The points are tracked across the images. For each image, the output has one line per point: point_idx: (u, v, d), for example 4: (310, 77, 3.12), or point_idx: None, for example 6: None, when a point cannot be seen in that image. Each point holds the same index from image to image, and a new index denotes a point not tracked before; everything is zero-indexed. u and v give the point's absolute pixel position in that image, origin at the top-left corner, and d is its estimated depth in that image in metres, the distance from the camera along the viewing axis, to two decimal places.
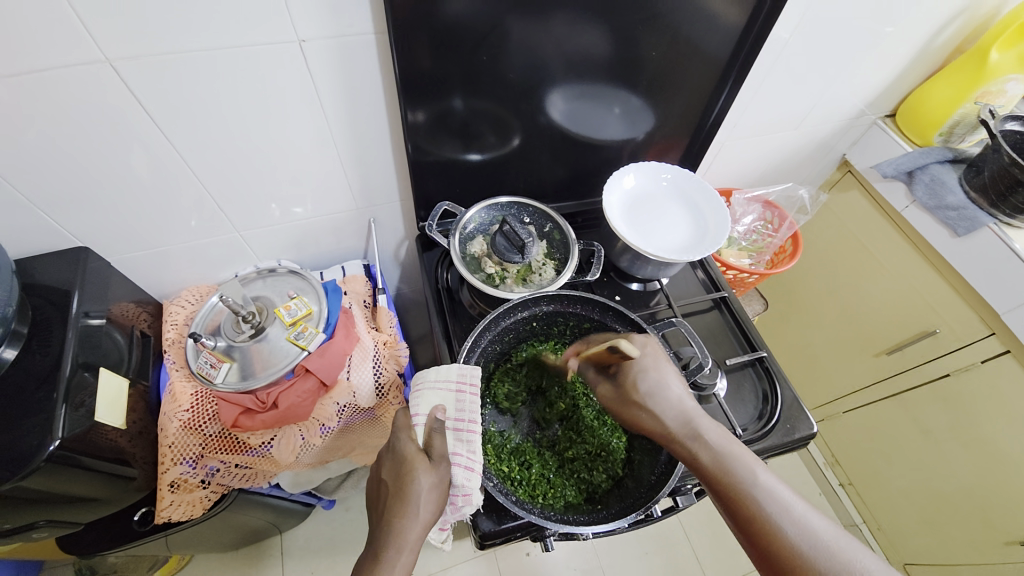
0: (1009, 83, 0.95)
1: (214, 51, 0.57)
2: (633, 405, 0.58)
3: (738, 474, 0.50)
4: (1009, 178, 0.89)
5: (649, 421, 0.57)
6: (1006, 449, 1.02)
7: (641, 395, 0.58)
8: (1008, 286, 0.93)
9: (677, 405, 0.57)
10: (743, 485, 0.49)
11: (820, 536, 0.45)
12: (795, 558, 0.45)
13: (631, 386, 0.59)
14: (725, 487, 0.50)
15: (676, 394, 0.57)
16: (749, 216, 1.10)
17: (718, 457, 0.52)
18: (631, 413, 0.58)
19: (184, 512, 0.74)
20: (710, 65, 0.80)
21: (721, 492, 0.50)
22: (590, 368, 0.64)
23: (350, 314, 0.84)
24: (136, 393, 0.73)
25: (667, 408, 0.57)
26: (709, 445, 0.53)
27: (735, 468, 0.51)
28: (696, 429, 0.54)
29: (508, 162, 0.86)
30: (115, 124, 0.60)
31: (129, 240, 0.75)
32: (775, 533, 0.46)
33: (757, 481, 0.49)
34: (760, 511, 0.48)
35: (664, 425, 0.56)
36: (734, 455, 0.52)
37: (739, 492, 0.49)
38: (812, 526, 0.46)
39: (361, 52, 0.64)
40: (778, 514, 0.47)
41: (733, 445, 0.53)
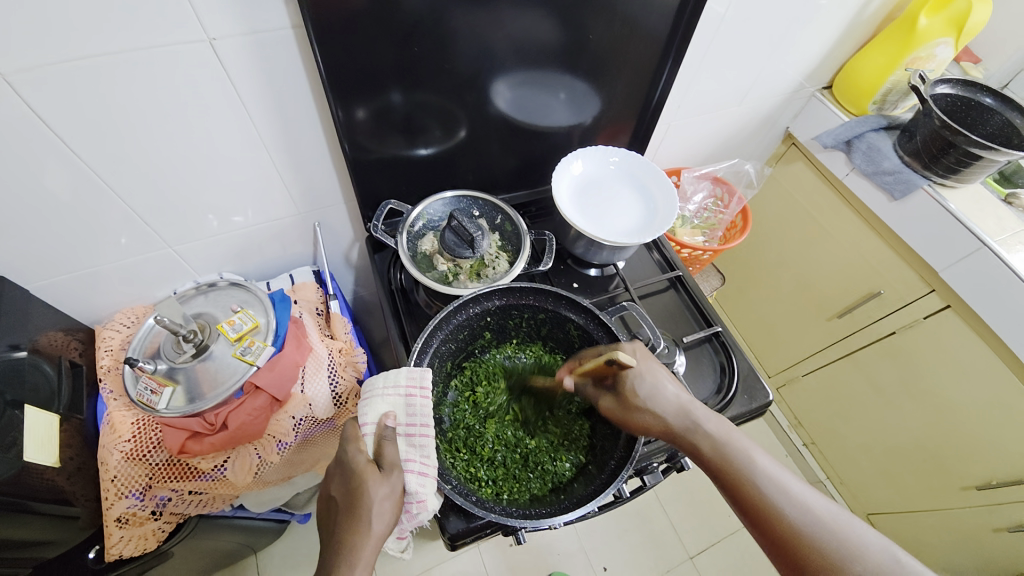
0: (937, 49, 0.99)
1: (120, 54, 0.52)
2: (634, 409, 0.58)
3: (737, 461, 0.52)
4: (941, 141, 0.92)
5: (649, 420, 0.58)
6: (952, 401, 1.07)
7: (640, 399, 0.58)
8: (944, 245, 0.97)
9: (677, 403, 0.57)
10: (744, 471, 0.51)
11: (819, 517, 0.47)
12: (798, 536, 0.46)
13: (630, 392, 0.59)
14: (728, 474, 0.52)
15: (675, 391, 0.58)
16: (699, 194, 1.11)
17: (717, 446, 0.54)
18: (631, 416, 0.58)
19: (136, 547, 0.70)
20: (650, 44, 0.79)
21: (723, 480, 0.52)
22: (589, 385, 0.63)
23: (300, 324, 0.81)
24: (70, 428, 0.68)
25: (666, 405, 0.58)
26: (709, 435, 0.55)
27: (734, 454, 0.53)
28: (695, 419, 0.56)
29: (455, 155, 0.84)
30: (17, 143, 0.55)
31: (48, 265, 0.69)
32: (775, 512, 0.48)
33: (757, 466, 0.52)
34: (762, 497, 0.49)
35: (665, 421, 0.57)
36: (731, 438, 0.54)
37: (739, 473, 0.51)
38: (809, 505, 0.48)
39: (282, 48, 0.60)
40: (775, 496, 0.49)
41: (732, 432, 0.55)
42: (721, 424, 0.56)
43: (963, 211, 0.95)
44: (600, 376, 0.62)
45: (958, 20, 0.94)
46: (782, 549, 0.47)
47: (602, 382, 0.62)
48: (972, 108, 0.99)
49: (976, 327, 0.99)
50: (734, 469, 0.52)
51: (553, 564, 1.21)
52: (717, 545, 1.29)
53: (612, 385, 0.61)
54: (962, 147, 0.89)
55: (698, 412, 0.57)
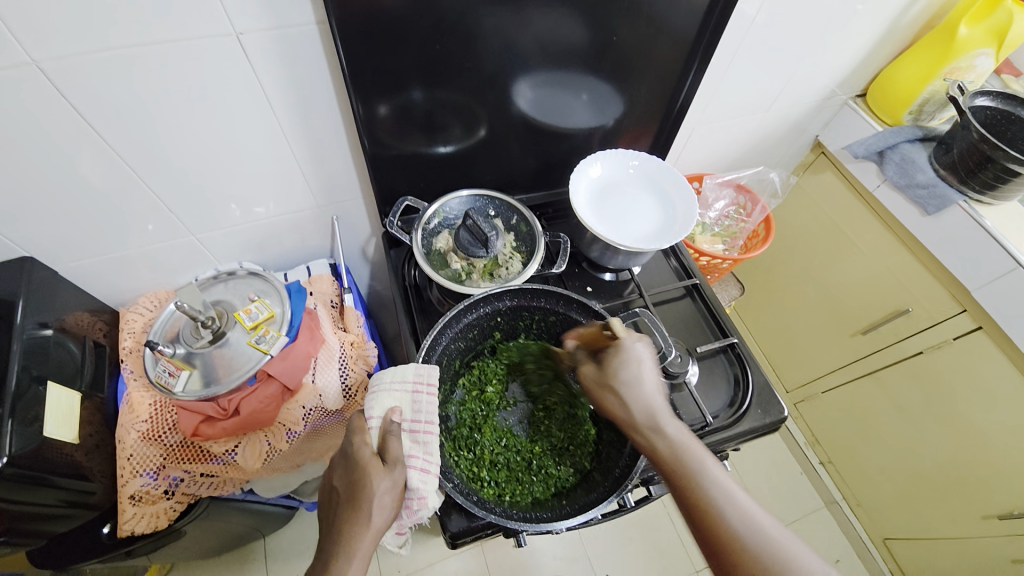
0: (978, 58, 0.94)
1: (149, 45, 0.54)
2: (607, 388, 0.57)
3: (690, 467, 0.50)
4: (979, 155, 0.88)
5: (618, 406, 0.56)
6: (979, 425, 1.03)
7: (618, 381, 0.56)
8: (978, 264, 0.93)
9: (648, 395, 0.55)
10: (695, 480, 0.50)
11: (761, 532, 0.46)
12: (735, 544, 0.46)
13: (609, 371, 0.57)
14: (681, 479, 0.50)
15: (650, 379, 0.56)
16: (721, 201, 1.09)
17: (675, 450, 0.52)
18: (604, 396, 0.57)
19: (148, 524, 0.72)
20: (677, 46, 0.78)
21: (675, 484, 0.51)
22: (581, 351, 0.62)
23: (314, 315, 0.82)
24: (91, 406, 0.71)
25: (637, 394, 0.55)
26: (668, 436, 0.53)
27: (689, 460, 0.51)
28: (659, 417, 0.54)
29: (474, 154, 0.84)
30: (51, 128, 0.57)
31: (78, 247, 0.72)
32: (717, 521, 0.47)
33: (709, 474, 0.50)
34: (707, 505, 0.48)
35: (629, 414, 0.55)
36: (689, 446, 0.52)
37: (688, 480, 0.50)
38: (754, 520, 0.47)
39: (307, 44, 0.61)
40: (723, 505, 0.48)
41: (691, 439, 0.53)
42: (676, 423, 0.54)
43: (1000, 229, 0.91)
44: (594, 346, 0.62)
45: (999, 31, 0.91)
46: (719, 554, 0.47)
47: (594, 354, 0.61)
48: (1014, 121, 0.94)
49: (1008, 351, 0.94)
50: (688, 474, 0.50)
51: (555, 568, 1.20)
52: None
53: (597, 357, 0.60)
54: (1001, 162, 0.85)
55: (661, 408, 0.55)
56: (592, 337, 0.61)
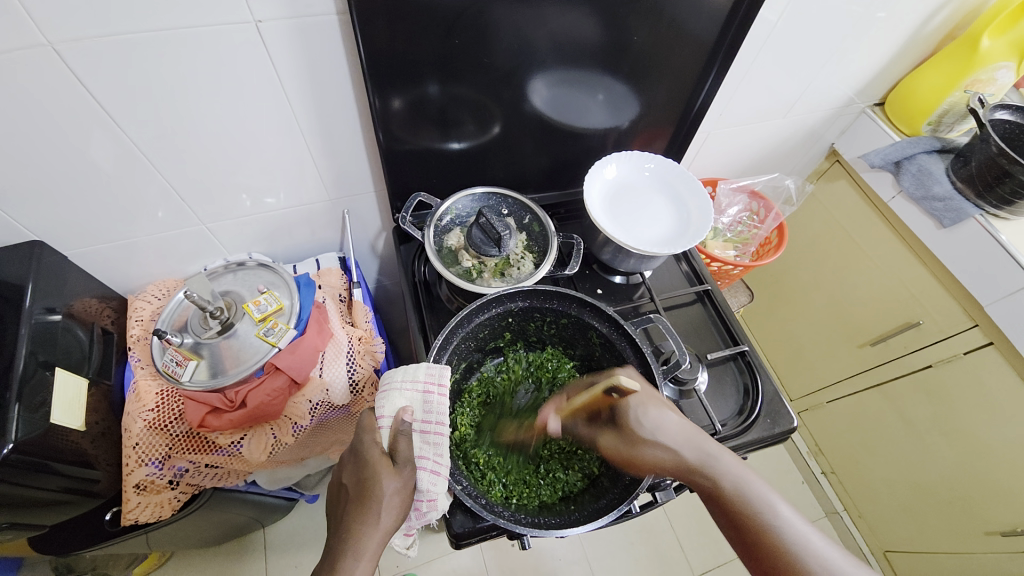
0: (999, 72, 0.93)
1: (166, 31, 0.53)
2: (640, 443, 0.56)
3: (754, 506, 0.50)
4: (996, 169, 0.87)
5: (658, 455, 0.55)
6: (985, 441, 1.02)
7: (645, 433, 0.55)
8: (992, 278, 0.92)
9: (683, 435, 0.55)
10: (762, 518, 0.50)
11: (833, 564, 0.46)
12: None
13: (630, 425, 0.56)
14: (743, 516, 0.50)
15: (678, 423, 0.55)
16: (735, 206, 1.08)
17: (737, 482, 0.52)
18: (636, 454, 0.56)
19: (152, 513, 0.72)
20: (696, 48, 0.77)
21: (738, 525, 0.51)
22: (581, 422, 0.61)
23: (323, 309, 0.82)
24: (97, 393, 0.71)
25: (676, 440, 0.55)
26: (720, 475, 0.53)
27: (750, 498, 0.51)
28: (708, 452, 0.54)
29: (488, 151, 0.83)
30: (65, 111, 0.57)
31: (88, 233, 0.71)
32: (786, 557, 0.47)
33: (773, 509, 0.50)
34: (780, 545, 0.48)
35: (676, 459, 0.54)
36: (744, 482, 0.52)
37: (753, 518, 0.50)
38: (825, 553, 0.47)
39: (325, 34, 0.60)
40: (790, 540, 0.48)
41: (744, 472, 0.53)
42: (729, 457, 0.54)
43: (1016, 244, 0.90)
44: (595, 411, 0.61)
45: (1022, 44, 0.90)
46: None
47: (597, 418, 0.61)
48: None
49: (1017, 366, 0.94)
50: (751, 516, 0.50)
51: (553, 568, 1.20)
52: (724, 566, 1.27)
53: (611, 419, 0.59)
54: (1019, 177, 0.84)
55: (710, 444, 0.55)
56: (592, 403, 0.60)
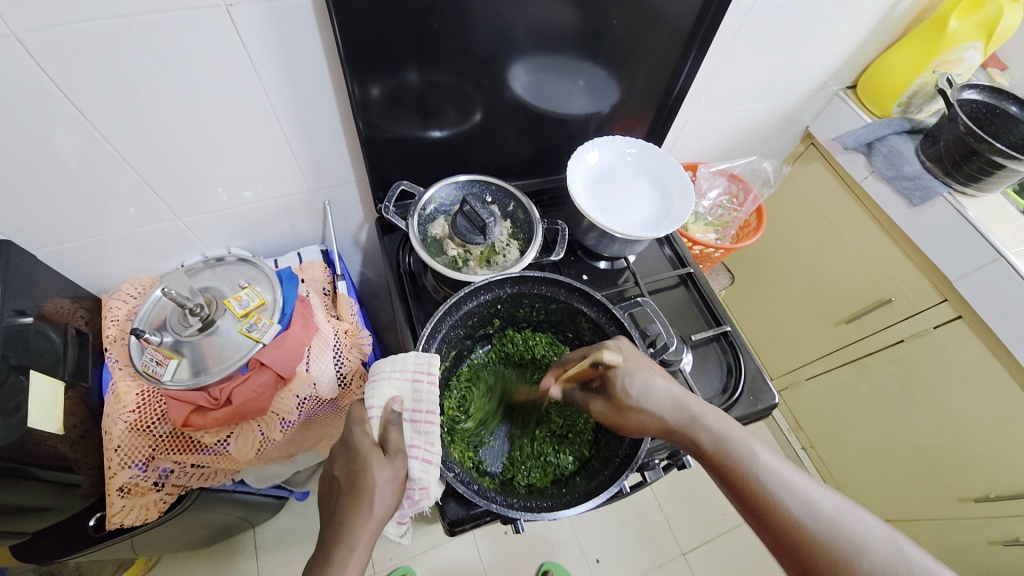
0: (966, 52, 0.96)
1: (132, 17, 0.51)
2: (627, 409, 0.57)
3: (742, 458, 0.50)
4: (965, 148, 0.90)
5: (644, 419, 0.56)
6: (956, 410, 1.07)
7: (630, 400, 0.57)
8: (960, 255, 0.96)
9: (667, 397, 0.56)
10: (746, 468, 0.49)
11: (821, 511, 0.45)
12: (795, 531, 0.45)
13: (617, 395, 0.57)
14: (729, 471, 0.50)
15: (664, 386, 0.57)
16: (715, 190, 1.10)
17: (718, 441, 0.52)
18: (625, 419, 0.57)
19: (137, 516, 0.71)
20: (675, 33, 0.77)
21: (723, 476, 0.50)
22: (577, 390, 0.62)
23: (307, 303, 0.80)
24: (74, 396, 0.68)
25: (660, 403, 0.56)
26: (706, 431, 0.53)
27: (736, 451, 0.51)
28: (690, 414, 0.54)
29: (470, 139, 0.83)
30: (26, 104, 0.54)
31: (56, 231, 0.69)
32: (773, 507, 0.46)
33: (759, 460, 0.49)
34: (763, 494, 0.47)
35: (661, 419, 0.56)
36: (730, 435, 0.52)
37: (738, 470, 0.49)
38: (811, 499, 0.46)
39: (301, 20, 0.59)
40: (778, 490, 0.47)
41: (732, 428, 0.53)
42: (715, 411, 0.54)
43: (981, 221, 0.94)
44: (588, 380, 0.62)
45: (989, 25, 0.92)
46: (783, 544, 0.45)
47: (589, 387, 0.62)
48: (997, 115, 0.97)
49: (986, 339, 0.98)
50: (735, 465, 0.50)
51: (546, 552, 1.22)
52: (711, 542, 1.30)
53: (600, 387, 0.60)
54: (985, 155, 0.87)
55: (693, 400, 0.55)
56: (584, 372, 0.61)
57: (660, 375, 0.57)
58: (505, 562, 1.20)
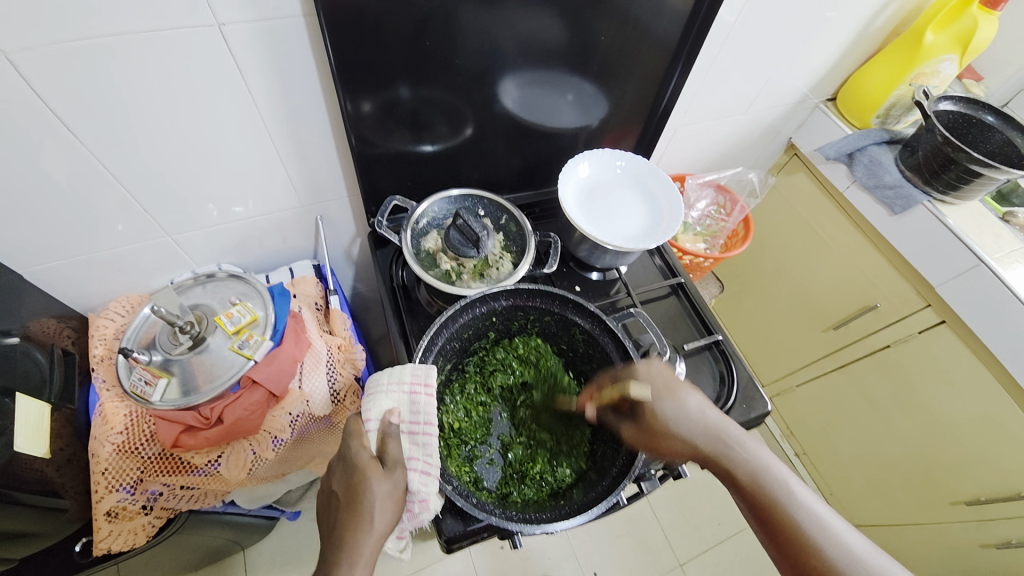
0: (942, 65, 1.00)
1: (126, 36, 0.51)
2: (661, 435, 0.57)
3: (778, 489, 0.52)
4: (942, 157, 0.93)
5: (679, 445, 0.56)
6: (943, 414, 1.09)
7: (664, 426, 0.56)
8: (942, 261, 0.98)
9: (702, 425, 0.56)
10: (781, 502, 0.51)
11: (856, 555, 0.47)
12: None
13: (650, 421, 0.57)
14: (768, 507, 0.51)
15: (698, 412, 0.56)
16: (703, 201, 1.12)
17: (756, 473, 0.53)
18: (659, 445, 0.56)
19: (125, 541, 0.69)
20: (661, 49, 0.79)
21: (759, 509, 0.52)
22: (609, 413, 0.62)
23: (299, 319, 0.80)
24: (61, 418, 0.67)
25: (694, 431, 0.56)
26: (739, 459, 0.54)
27: (771, 484, 0.52)
28: (728, 443, 0.55)
29: (461, 153, 0.83)
30: (15, 123, 0.54)
31: (43, 250, 0.68)
32: (812, 551, 0.47)
33: (794, 495, 0.51)
34: (805, 535, 0.48)
35: (697, 446, 0.55)
36: (771, 470, 0.53)
37: (779, 508, 0.50)
38: (846, 542, 0.48)
39: (294, 37, 0.59)
40: (812, 527, 0.49)
41: (770, 462, 0.54)
42: (745, 440, 0.55)
43: (961, 227, 0.96)
44: (619, 403, 0.61)
45: (964, 37, 0.95)
46: None
47: (620, 410, 0.61)
48: (974, 125, 1.00)
49: (969, 342, 1.00)
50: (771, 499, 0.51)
51: (544, 566, 1.21)
52: (708, 551, 1.30)
53: (632, 412, 0.59)
54: (963, 164, 0.90)
55: (729, 428, 0.56)
56: (616, 398, 0.60)
57: (693, 403, 0.57)
58: None
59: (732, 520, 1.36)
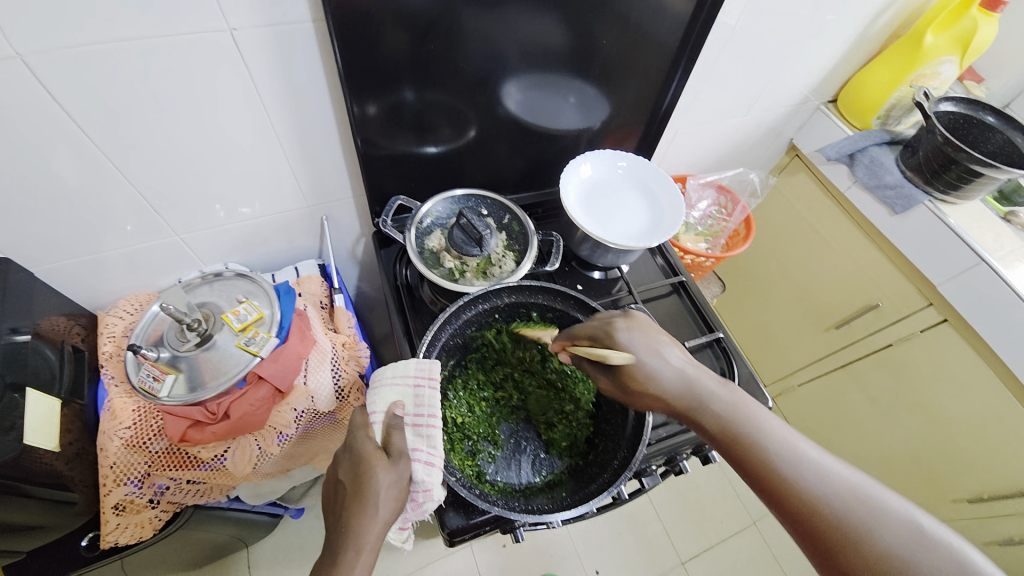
0: (942, 66, 1.00)
1: (139, 40, 0.53)
2: (635, 391, 0.58)
3: (750, 430, 0.52)
4: (943, 157, 0.94)
5: (653, 402, 0.58)
6: (946, 413, 1.08)
7: (641, 381, 0.57)
8: (944, 260, 0.98)
9: (678, 374, 0.57)
10: (757, 444, 0.51)
11: (834, 481, 0.47)
12: (812, 503, 0.46)
13: (629, 376, 0.58)
14: (743, 447, 0.51)
15: (676, 361, 0.58)
16: (704, 201, 1.12)
17: (729, 417, 0.53)
18: (633, 397, 0.58)
19: (132, 534, 0.70)
20: (662, 53, 0.80)
21: (737, 455, 0.51)
22: (586, 360, 0.63)
23: (304, 317, 0.81)
24: (70, 413, 0.68)
25: (669, 381, 0.57)
26: (716, 408, 0.54)
27: (746, 431, 0.52)
28: (699, 391, 0.56)
29: (465, 155, 0.84)
30: (30, 123, 0.55)
31: (55, 248, 0.69)
32: (789, 480, 0.47)
33: (766, 434, 0.51)
34: (780, 469, 0.48)
35: (670, 399, 0.56)
36: (743, 412, 0.54)
37: (754, 447, 0.50)
38: (826, 472, 0.47)
39: (303, 41, 0.61)
40: (791, 466, 0.48)
41: (743, 405, 0.54)
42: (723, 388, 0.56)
43: (962, 226, 0.97)
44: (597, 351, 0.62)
45: (964, 39, 0.96)
46: (801, 517, 0.46)
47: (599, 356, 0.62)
48: (974, 125, 1.00)
49: (971, 341, 1.00)
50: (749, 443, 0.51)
51: (547, 565, 1.21)
52: (711, 552, 1.29)
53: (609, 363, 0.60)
54: (964, 163, 0.90)
55: (703, 379, 0.56)
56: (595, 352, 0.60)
57: (669, 359, 0.58)
58: None
59: (735, 521, 1.36)
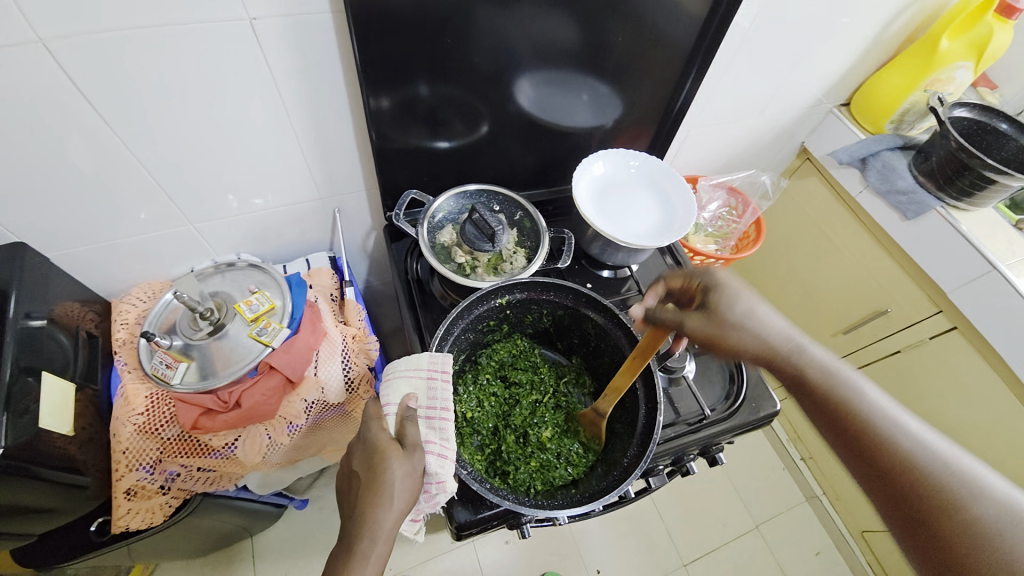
0: (956, 72, 1.00)
1: (157, 28, 0.53)
2: (730, 328, 0.56)
3: (846, 389, 0.49)
4: (956, 163, 0.93)
5: (744, 339, 0.56)
6: (954, 421, 1.08)
7: (733, 316, 0.57)
8: (955, 266, 0.98)
9: (774, 326, 0.56)
10: (853, 400, 0.48)
11: (936, 452, 0.43)
12: (907, 465, 0.42)
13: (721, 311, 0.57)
14: (835, 401, 0.48)
15: (767, 315, 0.56)
16: (715, 202, 1.12)
17: (826, 371, 0.51)
18: (725, 339, 0.56)
19: (143, 519, 0.71)
20: (676, 51, 0.80)
21: (827, 408, 0.49)
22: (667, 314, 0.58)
23: (316, 308, 0.81)
24: (84, 398, 0.69)
25: (769, 326, 0.56)
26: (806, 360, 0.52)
27: (842, 385, 0.49)
28: (799, 342, 0.54)
29: (477, 150, 0.85)
30: (49, 108, 0.55)
31: (71, 235, 0.70)
32: (884, 440, 0.44)
33: (863, 395, 0.48)
34: (877, 428, 0.45)
35: (766, 343, 0.55)
36: (838, 370, 0.51)
37: (848, 404, 0.48)
38: (928, 442, 0.43)
39: (319, 33, 0.61)
40: (889, 427, 0.45)
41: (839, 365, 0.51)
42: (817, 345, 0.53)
43: (974, 233, 0.96)
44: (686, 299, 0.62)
45: (979, 45, 0.96)
46: (890, 482, 0.43)
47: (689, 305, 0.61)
48: (988, 132, 1.00)
49: (981, 348, 0.99)
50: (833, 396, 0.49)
51: (549, 562, 1.21)
52: (712, 554, 1.30)
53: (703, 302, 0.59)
54: (978, 170, 0.90)
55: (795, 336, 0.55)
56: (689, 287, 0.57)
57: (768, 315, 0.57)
58: (507, 573, 1.19)
59: (737, 523, 1.36)
